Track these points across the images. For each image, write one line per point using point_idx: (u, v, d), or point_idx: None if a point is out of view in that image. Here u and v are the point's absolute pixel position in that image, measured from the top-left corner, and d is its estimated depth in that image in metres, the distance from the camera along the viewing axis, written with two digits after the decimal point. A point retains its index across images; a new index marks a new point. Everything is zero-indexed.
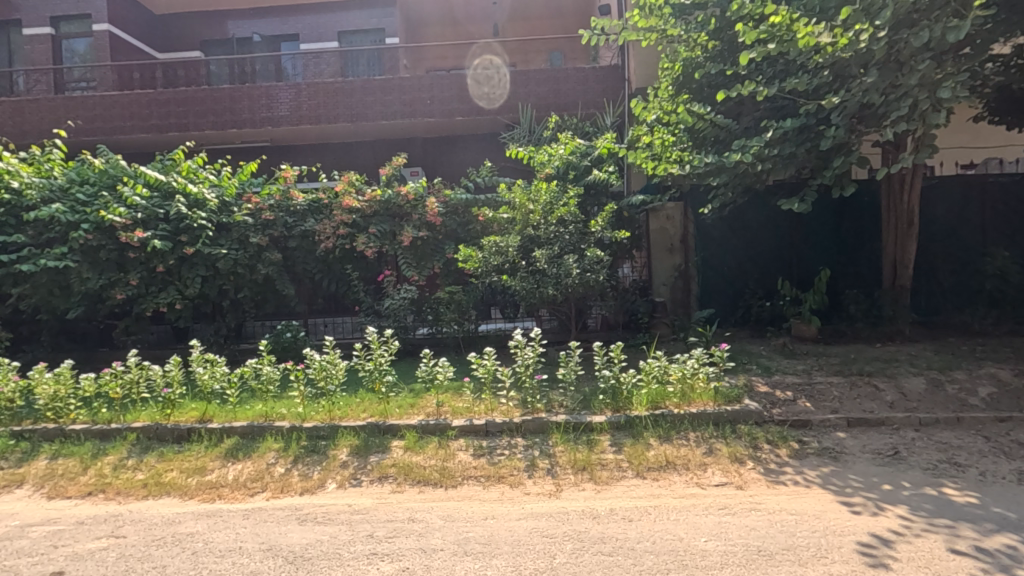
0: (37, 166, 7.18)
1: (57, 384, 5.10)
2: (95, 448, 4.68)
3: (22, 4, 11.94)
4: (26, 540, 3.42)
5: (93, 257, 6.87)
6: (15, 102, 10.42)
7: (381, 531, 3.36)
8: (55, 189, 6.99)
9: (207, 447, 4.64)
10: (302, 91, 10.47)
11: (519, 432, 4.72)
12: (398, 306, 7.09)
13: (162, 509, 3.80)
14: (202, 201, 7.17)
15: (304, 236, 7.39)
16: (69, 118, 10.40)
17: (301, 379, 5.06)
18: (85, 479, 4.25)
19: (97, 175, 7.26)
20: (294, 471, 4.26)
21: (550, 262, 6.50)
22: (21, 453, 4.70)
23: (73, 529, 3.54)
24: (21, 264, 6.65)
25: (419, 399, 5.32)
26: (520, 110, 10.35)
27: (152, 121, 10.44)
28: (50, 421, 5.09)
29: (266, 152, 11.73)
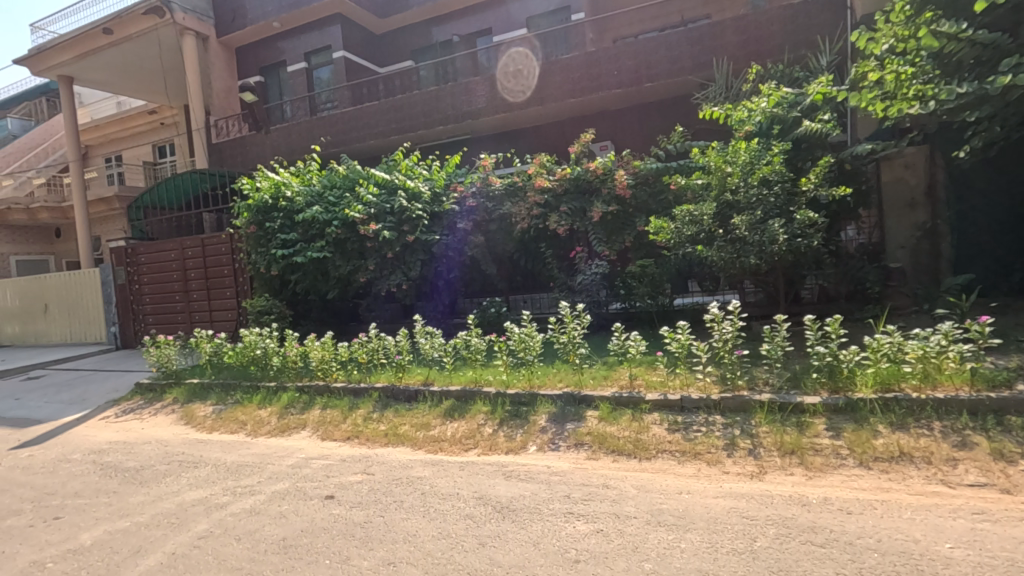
0: (302, 178, 9.06)
1: (323, 349, 6.45)
2: (351, 402, 5.81)
3: (285, 47, 14.81)
4: (309, 468, 4.43)
5: (342, 248, 8.36)
6: (285, 127, 13.05)
7: (577, 493, 3.56)
8: (314, 195, 8.68)
9: (430, 406, 5.40)
10: (496, 82, 11.17)
11: (717, 409, 4.50)
12: (590, 282, 7.22)
13: (399, 454, 4.57)
14: (418, 194, 8.20)
15: (502, 220, 7.96)
16: (320, 135, 12.70)
17: (503, 350, 5.55)
18: (346, 427, 5.30)
19: (342, 180, 8.81)
20: (500, 432, 4.73)
21: (751, 228, 5.86)
22: (303, 403, 6.05)
23: (339, 464, 4.46)
24: (296, 256, 8.42)
25: (612, 372, 5.43)
26: (715, 65, 9.54)
27: (378, 129, 12.16)
28: (320, 379, 6.44)
29: (468, 144, 12.82)
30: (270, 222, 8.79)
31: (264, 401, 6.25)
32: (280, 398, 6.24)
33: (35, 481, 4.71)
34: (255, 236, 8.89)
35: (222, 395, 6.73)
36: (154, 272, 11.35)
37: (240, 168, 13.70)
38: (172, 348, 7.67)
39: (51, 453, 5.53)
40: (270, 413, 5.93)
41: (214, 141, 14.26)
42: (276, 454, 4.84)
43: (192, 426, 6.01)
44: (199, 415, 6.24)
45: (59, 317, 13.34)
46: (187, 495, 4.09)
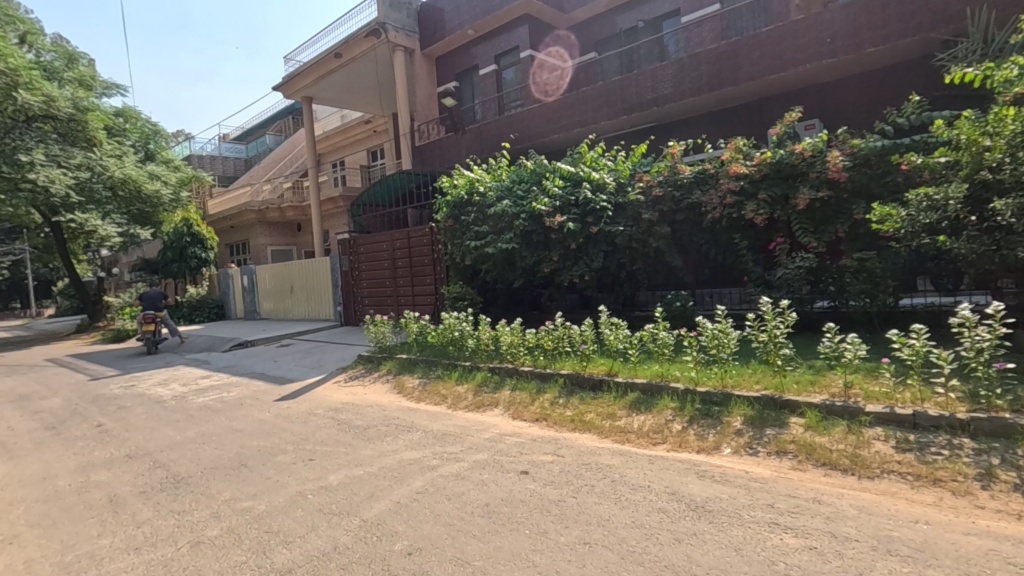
0: (494, 174, 9.72)
1: (513, 334, 6.88)
2: (538, 386, 6.09)
3: (477, 52, 15.87)
4: (504, 444, 4.76)
5: (528, 239, 8.74)
6: (477, 127, 14.05)
7: (783, 504, 3.28)
8: (504, 189, 9.20)
9: (615, 397, 5.42)
10: (685, 65, 10.66)
11: (965, 431, 3.78)
12: (792, 276, 6.52)
13: (587, 441, 4.68)
14: (602, 184, 8.21)
15: (691, 209, 7.65)
16: (509, 132, 13.43)
17: (694, 345, 5.34)
18: (534, 408, 5.59)
19: (529, 174, 9.22)
20: (690, 430, 4.57)
21: (1021, 214, 4.74)
22: (494, 382, 6.52)
23: (531, 443, 4.73)
24: (487, 247, 9.04)
25: (821, 376, 4.90)
26: (967, 17, 7.88)
27: (562, 122, 12.46)
28: (508, 362, 6.86)
29: (654, 132, 12.48)
30: (465, 216, 9.56)
31: (461, 378, 6.88)
32: (474, 376, 6.81)
33: (293, 427, 5.84)
34: (452, 228, 9.74)
35: (426, 370, 7.59)
36: (370, 261, 13.16)
37: (439, 166, 15.15)
38: (387, 326, 8.85)
39: (301, 406, 6.79)
40: (466, 390, 6.51)
41: (417, 144, 15.98)
42: (474, 427, 5.30)
43: (403, 395, 6.88)
44: (408, 386, 7.11)
45: (300, 297, 16.24)
46: (404, 454, 4.70)
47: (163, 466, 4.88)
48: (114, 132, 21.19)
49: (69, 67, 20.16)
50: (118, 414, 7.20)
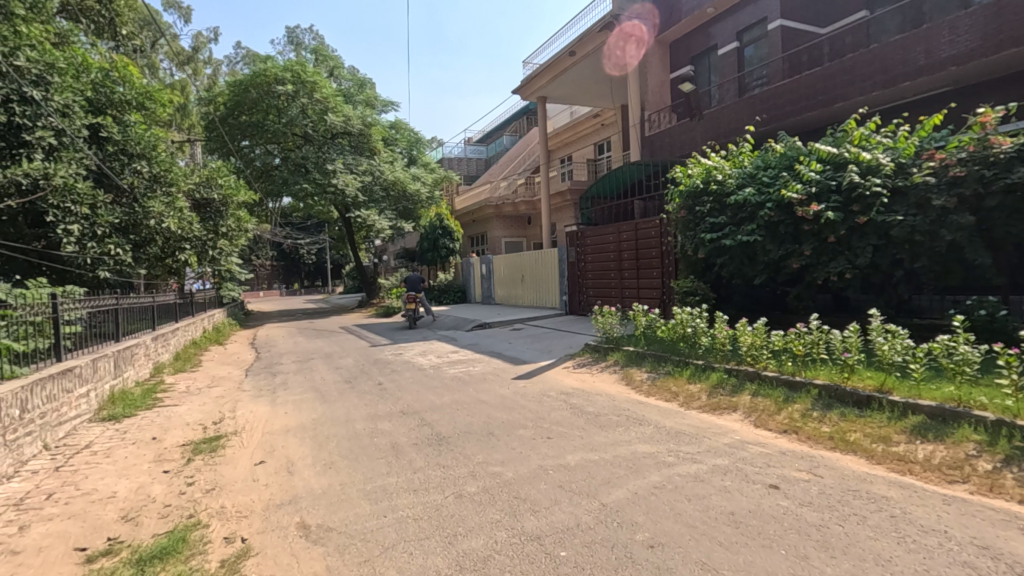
0: (735, 160, 9.00)
1: (755, 335, 6.36)
2: (786, 395, 5.48)
3: (717, 30, 14.78)
4: (747, 452, 4.40)
5: (773, 231, 7.85)
6: (714, 113, 13.18)
7: None
8: (746, 176, 8.45)
9: (890, 418, 4.59)
10: (1003, 9, 8.33)
11: None
12: None
13: (853, 464, 4.03)
14: (876, 166, 6.91)
15: (1008, 192, 6.07)
16: (751, 116, 12.26)
17: (1014, 366, 4.17)
18: (781, 419, 5.05)
19: (779, 159, 8.29)
20: (1006, 472, 3.60)
21: None
22: (732, 385, 6.07)
23: (779, 456, 4.28)
24: (724, 239, 8.38)
25: None
26: None
27: (819, 98, 10.87)
28: (749, 365, 6.34)
29: (952, 99, 10.08)
30: (699, 206, 9.00)
31: (693, 376, 6.59)
32: (708, 376, 6.44)
33: (530, 405, 6.32)
34: (684, 219, 9.29)
35: (655, 364, 7.44)
36: (597, 253, 13.41)
37: (669, 156, 14.62)
38: (615, 318, 8.88)
39: (536, 387, 7.29)
40: (700, 389, 6.19)
41: (647, 135, 15.67)
42: (711, 430, 5.01)
43: (632, 387, 6.87)
44: (637, 379, 7.08)
45: (530, 285, 17.41)
46: (638, 446, 4.69)
47: (429, 425, 5.73)
48: (388, 142, 25.47)
49: (359, 91, 24.84)
50: (392, 376, 8.69)
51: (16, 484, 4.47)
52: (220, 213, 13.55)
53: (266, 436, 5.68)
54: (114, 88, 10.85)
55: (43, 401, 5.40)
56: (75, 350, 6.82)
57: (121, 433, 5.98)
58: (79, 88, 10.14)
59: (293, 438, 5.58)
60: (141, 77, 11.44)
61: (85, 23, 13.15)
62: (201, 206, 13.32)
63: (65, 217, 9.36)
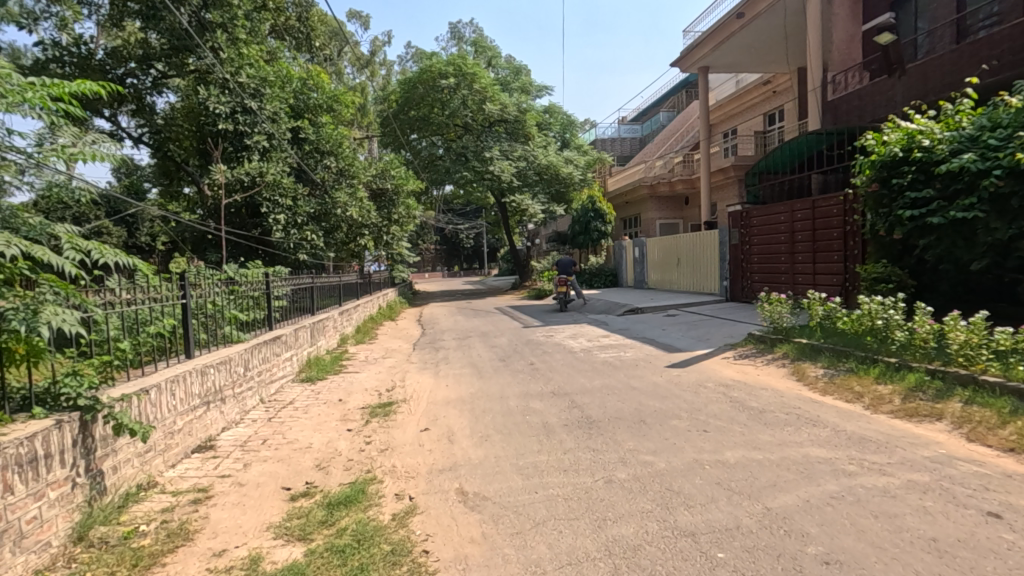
0: (949, 121, 7.51)
1: (970, 332, 5.33)
2: (1015, 406, 4.49)
3: None
4: (955, 470, 3.69)
5: (1003, 205, 6.43)
6: (920, 66, 11.12)
7: None
8: (964, 139, 7.01)
9: None
10: None
11: None
12: None
13: None
14: None
15: None
16: (973, 65, 10.09)
17: None
18: (1006, 435, 4.14)
19: (1013, 115, 6.72)
20: None
21: None
22: (936, 390, 5.13)
23: (1003, 479, 3.52)
24: (931, 217, 7.06)
25: None
26: None
27: None
28: (960, 367, 5.32)
29: None
30: (897, 177, 7.67)
31: (883, 376, 5.71)
32: (904, 377, 5.53)
33: (685, 395, 6.02)
34: (875, 194, 7.99)
35: (834, 359, 6.60)
36: (765, 234, 12.23)
37: (858, 121, 12.71)
38: (785, 306, 8.02)
39: (692, 376, 6.94)
40: (892, 391, 5.35)
41: (830, 99, 13.80)
42: (907, 440, 4.30)
43: (805, 383, 6.17)
44: (810, 374, 6.34)
45: (686, 269, 16.53)
46: (811, 450, 4.20)
47: (579, 407, 5.75)
48: (542, 127, 25.81)
49: (515, 79, 25.46)
50: (544, 357, 8.91)
51: (241, 429, 5.46)
52: (393, 201, 14.95)
53: (430, 406, 6.19)
54: (310, 95, 12.46)
55: (260, 362, 6.51)
56: (282, 320, 8.11)
57: (316, 393, 6.98)
58: (284, 96, 11.83)
59: (454, 409, 6.00)
60: (330, 83, 12.96)
61: (289, 40, 15.27)
62: (378, 195, 14.81)
63: (274, 208, 11.09)
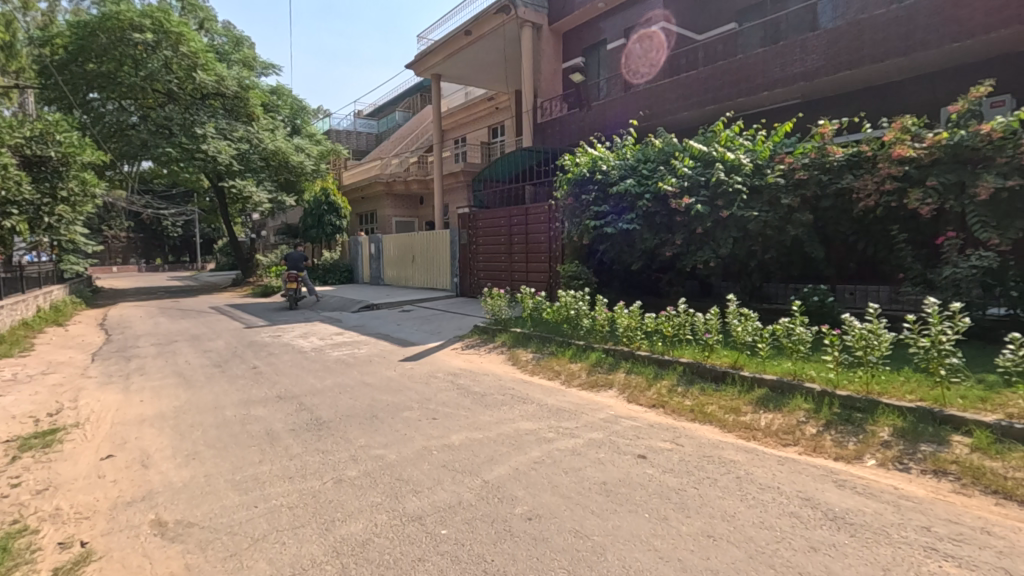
0: (618, 152, 9.50)
1: (631, 317, 6.79)
2: (656, 372, 5.96)
3: (606, 26, 15.38)
4: (619, 426, 4.73)
5: (651, 221, 8.41)
6: (602, 105, 13.70)
7: (941, 528, 2.93)
8: (628, 168, 8.98)
9: (740, 391, 5.18)
10: (842, 34, 9.50)
11: None
12: (962, 277, 5.67)
13: (708, 433, 4.48)
14: (737, 166, 7.70)
15: (839, 195, 6.90)
16: (636, 110, 12.93)
17: (836, 345, 4.90)
18: (651, 394, 5.47)
19: (657, 153, 8.89)
20: (827, 435, 4.22)
21: None
22: (609, 364, 6.46)
23: (648, 428, 4.65)
24: (606, 227, 8.84)
25: (993, 394, 4.30)
26: None
27: (695, 99, 11.73)
28: (625, 344, 6.80)
29: (799, 110, 11.29)
30: (585, 194, 9.42)
31: (575, 356, 6.94)
32: (588, 356, 6.82)
33: (416, 387, 6.26)
34: (571, 206, 9.64)
35: (540, 345, 7.73)
36: (488, 236, 13.50)
37: (559, 144, 15.05)
38: (503, 300, 9.08)
39: (423, 368, 7.24)
40: (580, 368, 6.54)
41: (539, 122, 15.96)
42: (589, 406, 5.32)
43: (518, 367, 7.07)
44: (522, 359, 7.30)
45: (420, 266, 17.16)
46: (521, 424, 4.85)
47: (309, 409, 5.46)
48: (269, 108, 23.50)
49: (235, 50, 22.64)
50: (269, 359, 8.17)
51: None
52: (58, 173, 11.68)
53: (116, 428, 5.07)
54: None
55: None
56: None
57: None
58: None
59: (151, 428, 5.04)
60: None
61: None
62: (33, 163, 11.35)
63: None
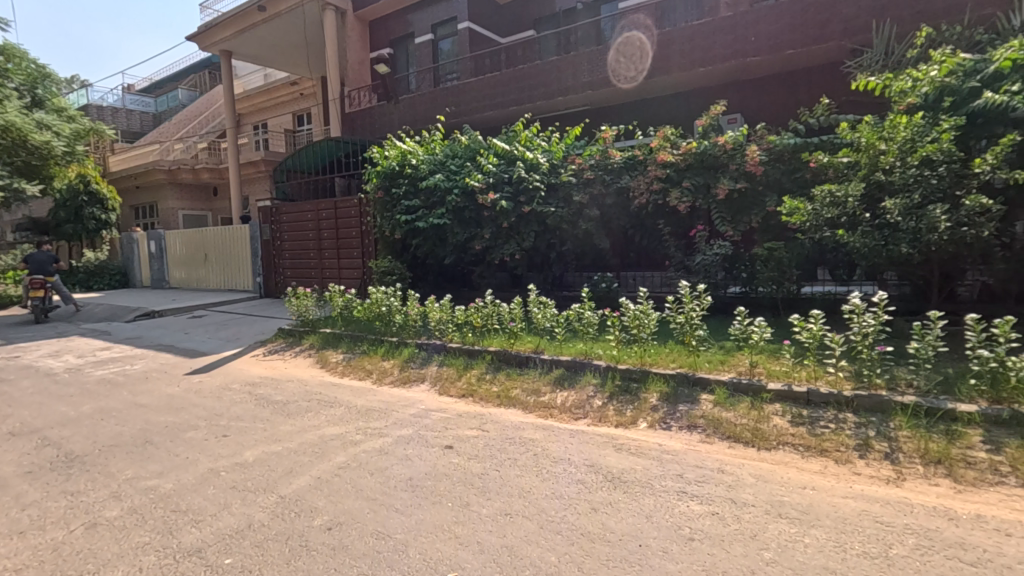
0: (427, 147, 9.50)
1: (442, 310, 6.86)
2: (466, 362, 6.14)
3: (414, 19, 15.42)
4: (429, 419, 4.76)
5: (461, 215, 8.63)
6: (411, 98, 13.57)
7: (691, 474, 3.51)
8: (436, 163, 9.07)
9: (540, 373, 5.59)
10: (620, 51, 10.75)
11: (848, 407, 4.21)
12: (709, 263, 6.97)
13: (512, 416, 4.77)
14: (536, 164, 8.27)
15: (619, 193, 7.80)
16: (445, 106, 13.08)
17: (617, 325, 5.57)
18: (461, 384, 5.62)
19: (464, 150, 9.12)
20: (610, 405, 4.78)
21: (906, 213, 5.28)
22: (422, 358, 6.48)
23: (457, 418, 4.76)
24: (417, 222, 8.82)
25: (730, 357, 5.30)
26: (871, 29, 8.49)
27: (499, 99, 12.28)
28: (437, 338, 6.86)
29: (588, 115, 12.52)
30: (395, 188, 9.30)
31: (387, 353, 6.81)
32: (401, 352, 6.74)
33: (204, 402, 5.54)
34: (382, 201, 9.44)
35: (351, 345, 7.42)
36: (294, 231, 12.53)
37: (369, 136, 14.56)
38: (310, 300, 8.53)
39: (215, 380, 6.45)
40: (393, 365, 6.44)
41: (347, 111, 15.22)
42: (400, 403, 5.27)
43: (327, 369, 6.70)
44: (332, 361, 6.94)
45: (214, 265, 15.26)
46: (326, 429, 4.60)
47: (56, 444, 4.48)
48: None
49: None
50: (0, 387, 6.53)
51: None
52: None
53: None
54: None
55: None
56: None
57: None
58: None
59: None
60: None
61: None
62: None
63: None
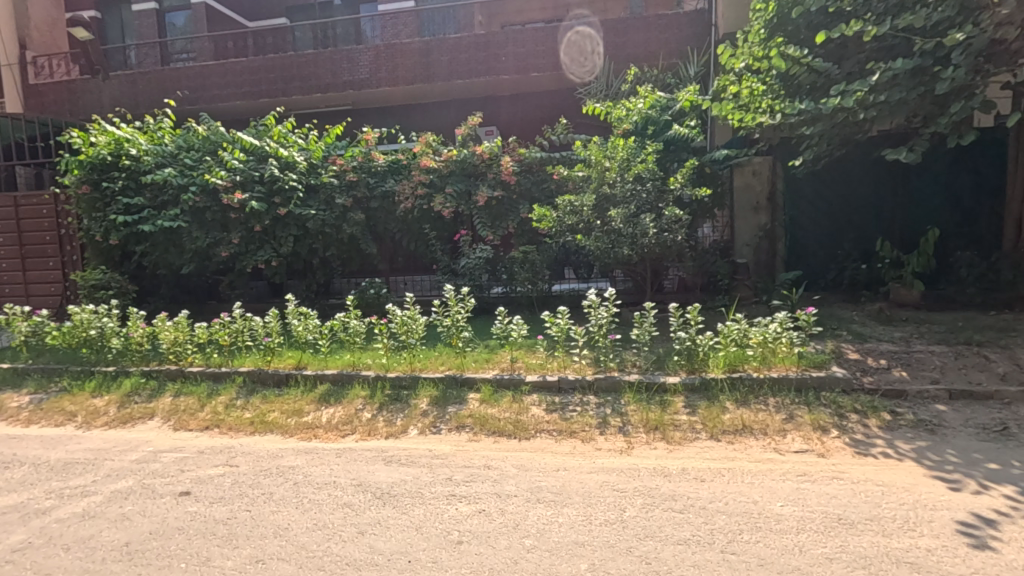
0: (151, 134, 7.91)
1: (176, 330, 5.72)
2: (210, 389, 5.27)
3: None
4: (159, 463, 3.93)
5: (201, 217, 7.46)
6: (129, 76, 11.25)
7: (459, 475, 3.55)
8: (166, 155, 7.66)
9: (303, 391, 5.10)
10: (381, 53, 10.59)
11: (591, 389, 4.81)
12: (474, 265, 7.28)
13: (267, 443, 4.24)
14: (292, 163, 7.59)
15: (384, 197, 7.66)
16: (176, 89, 11.18)
17: (384, 332, 5.43)
18: (203, 415, 4.79)
19: (201, 142, 7.83)
20: (379, 417, 4.60)
21: (625, 220, 6.32)
22: (149, 389, 5.37)
23: (196, 456, 4.03)
24: (142, 224, 7.40)
25: (493, 355, 5.57)
26: (596, 64, 9.98)
27: (248, 89, 11.00)
28: (171, 362, 5.74)
29: (350, 115, 12.06)
30: (109, 182, 7.60)
31: (99, 388, 5.46)
32: (120, 384, 5.47)
33: None
34: (88, 197, 7.63)
35: (42, 382, 5.75)
36: None
37: (68, 116, 11.63)
38: None
39: None
40: (107, 402, 5.17)
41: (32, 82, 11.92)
42: (116, 449, 4.24)
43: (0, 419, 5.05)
44: (10, 406, 5.26)
45: None
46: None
47: None
48: None
49: None
50: None
51: None
52: None
53: None
54: None
55: None
56: None
57: None
58: None
59: None
60: None
61: None
62: None
63: None
